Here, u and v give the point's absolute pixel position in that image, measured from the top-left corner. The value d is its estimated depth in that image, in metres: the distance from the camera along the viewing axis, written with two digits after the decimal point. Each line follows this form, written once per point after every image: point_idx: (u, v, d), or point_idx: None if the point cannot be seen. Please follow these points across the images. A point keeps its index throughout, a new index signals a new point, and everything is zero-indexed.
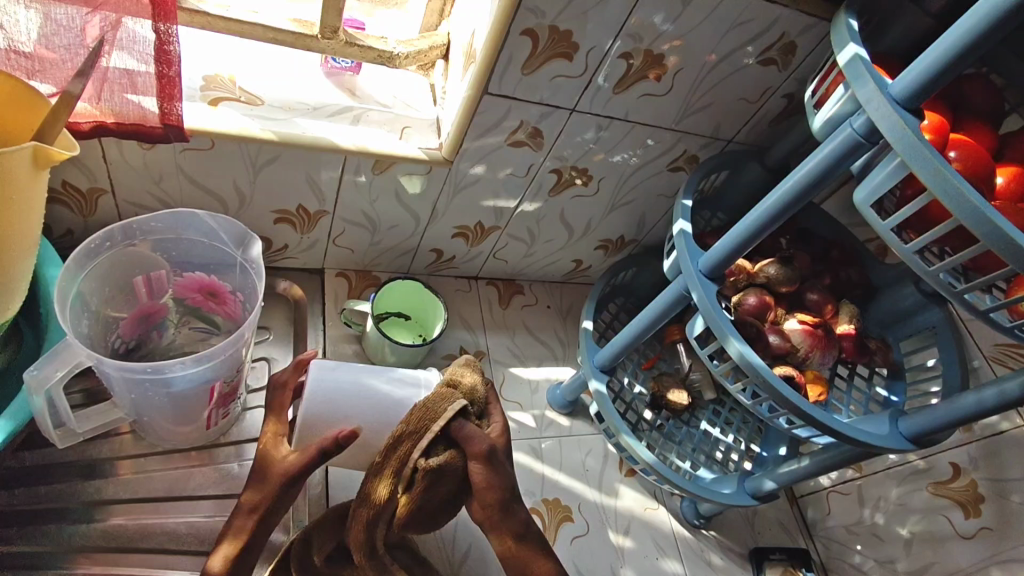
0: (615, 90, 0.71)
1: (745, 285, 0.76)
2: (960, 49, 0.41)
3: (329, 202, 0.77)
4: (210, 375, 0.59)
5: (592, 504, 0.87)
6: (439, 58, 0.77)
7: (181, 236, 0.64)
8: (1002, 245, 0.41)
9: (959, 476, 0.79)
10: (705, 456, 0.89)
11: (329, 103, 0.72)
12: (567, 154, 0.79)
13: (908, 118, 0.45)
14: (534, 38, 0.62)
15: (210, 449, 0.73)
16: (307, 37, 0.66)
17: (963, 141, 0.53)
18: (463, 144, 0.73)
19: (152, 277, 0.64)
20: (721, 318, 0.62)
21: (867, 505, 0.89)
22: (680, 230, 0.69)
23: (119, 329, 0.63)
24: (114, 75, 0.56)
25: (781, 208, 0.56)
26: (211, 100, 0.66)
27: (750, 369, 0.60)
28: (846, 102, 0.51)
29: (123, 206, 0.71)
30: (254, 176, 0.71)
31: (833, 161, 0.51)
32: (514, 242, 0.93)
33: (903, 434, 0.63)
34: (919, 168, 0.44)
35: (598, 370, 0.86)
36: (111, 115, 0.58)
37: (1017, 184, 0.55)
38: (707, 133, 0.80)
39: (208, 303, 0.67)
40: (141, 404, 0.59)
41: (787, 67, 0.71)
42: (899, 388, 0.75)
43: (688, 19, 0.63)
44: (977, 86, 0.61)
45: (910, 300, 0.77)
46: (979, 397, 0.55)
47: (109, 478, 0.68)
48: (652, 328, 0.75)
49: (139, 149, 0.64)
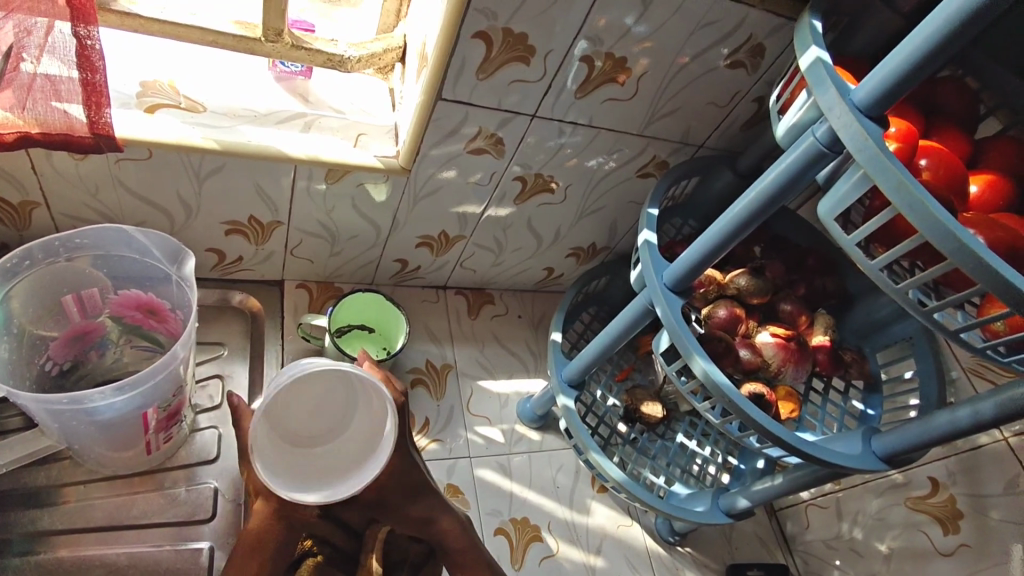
0: (579, 94, 0.67)
1: (715, 296, 0.72)
2: (926, 52, 0.38)
3: (282, 213, 0.74)
4: (140, 401, 0.55)
5: (562, 522, 0.84)
6: (397, 61, 0.73)
7: (111, 253, 0.60)
8: (969, 263, 0.39)
9: (938, 491, 0.77)
10: (681, 470, 0.87)
11: (278, 110, 0.69)
12: (533, 161, 0.76)
13: (870, 127, 0.42)
14: (487, 40, 0.59)
15: (157, 474, 0.69)
16: (249, 40, 0.62)
17: (933, 148, 0.51)
18: (421, 151, 0.70)
19: (84, 295, 0.61)
20: (686, 336, 0.59)
21: (845, 518, 0.87)
22: (645, 240, 0.65)
23: (49, 350, 0.60)
24: (38, 82, 0.53)
25: (745, 220, 0.53)
26: (147, 107, 0.62)
27: (715, 388, 0.58)
28: (809, 108, 0.47)
29: (60, 219, 0.67)
30: (198, 187, 0.67)
31: (797, 170, 0.48)
32: (481, 252, 0.90)
33: (877, 454, 0.60)
34: (883, 182, 0.41)
35: (566, 385, 0.82)
36: (36, 125, 0.54)
37: (990, 193, 0.53)
38: (676, 138, 0.77)
39: (148, 321, 0.64)
40: (70, 433, 0.56)
41: (756, 71, 0.69)
42: (876, 401, 0.72)
43: (654, 18, 0.60)
44: (951, 90, 0.59)
45: (885, 311, 0.75)
46: (953, 417, 0.53)
47: (46, 508, 0.65)
48: (621, 340, 0.72)
49: (70, 160, 0.60)
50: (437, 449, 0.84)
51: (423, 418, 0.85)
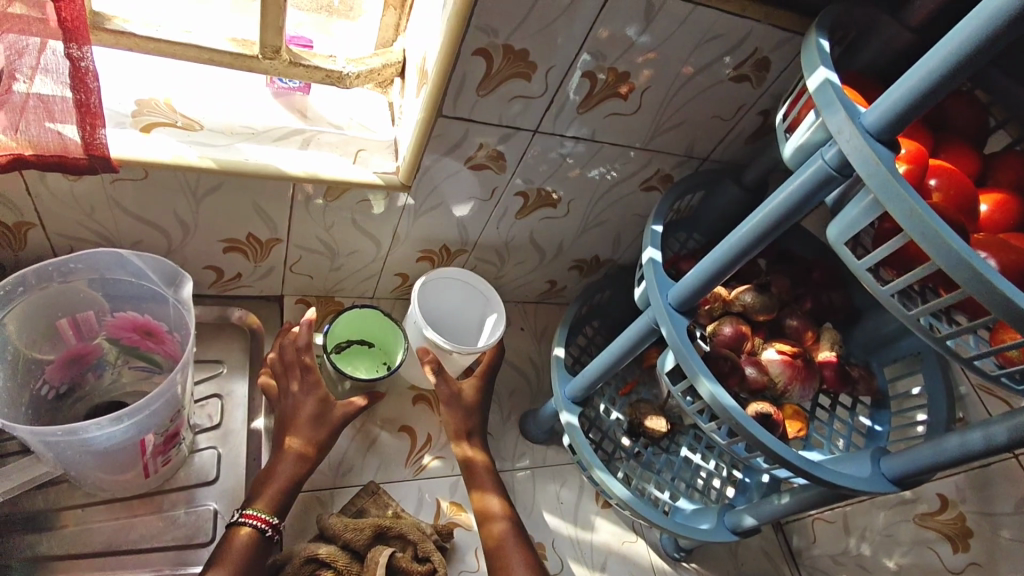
0: (581, 108, 0.67)
1: (721, 313, 0.72)
2: (939, 77, 0.37)
3: (281, 230, 0.73)
4: (136, 427, 0.54)
5: (567, 540, 0.83)
6: (396, 76, 0.73)
7: (107, 276, 0.59)
8: (985, 292, 0.38)
9: (947, 508, 0.76)
10: (686, 485, 0.85)
11: (276, 127, 0.68)
12: (535, 175, 0.75)
13: (881, 151, 0.41)
14: (488, 57, 0.58)
15: (156, 496, 0.68)
16: (246, 58, 0.61)
17: (943, 168, 0.50)
18: (420, 168, 0.69)
19: (80, 319, 0.60)
20: (692, 358, 0.58)
21: (852, 534, 0.85)
22: (649, 258, 0.64)
23: (45, 374, 0.60)
24: (31, 103, 0.52)
25: (752, 242, 0.52)
26: (143, 126, 0.61)
27: (722, 410, 0.57)
28: (817, 129, 0.46)
29: (55, 239, 0.66)
30: (196, 206, 0.66)
31: (805, 193, 0.47)
32: (483, 266, 0.90)
33: (886, 476, 0.59)
34: (894, 208, 0.40)
35: (570, 402, 0.81)
36: (29, 147, 0.54)
37: (1002, 212, 0.52)
38: (680, 151, 0.76)
39: (146, 342, 0.64)
40: (66, 460, 0.55)
41: (762, 84, 0.68)
42: (884, 417, 0.70)
43: (660, 30, 0.59)
44: (960, 104, 0.58)
45: (893, 325, 0.74)
46: (964, 440, 0.52)
47: (46, 532, 0.64)
48: (625, 358, 0.71)
49: (65, 181, 0.60)
50: (439, 466, 0.82)
51: (425, 434, 0.84)
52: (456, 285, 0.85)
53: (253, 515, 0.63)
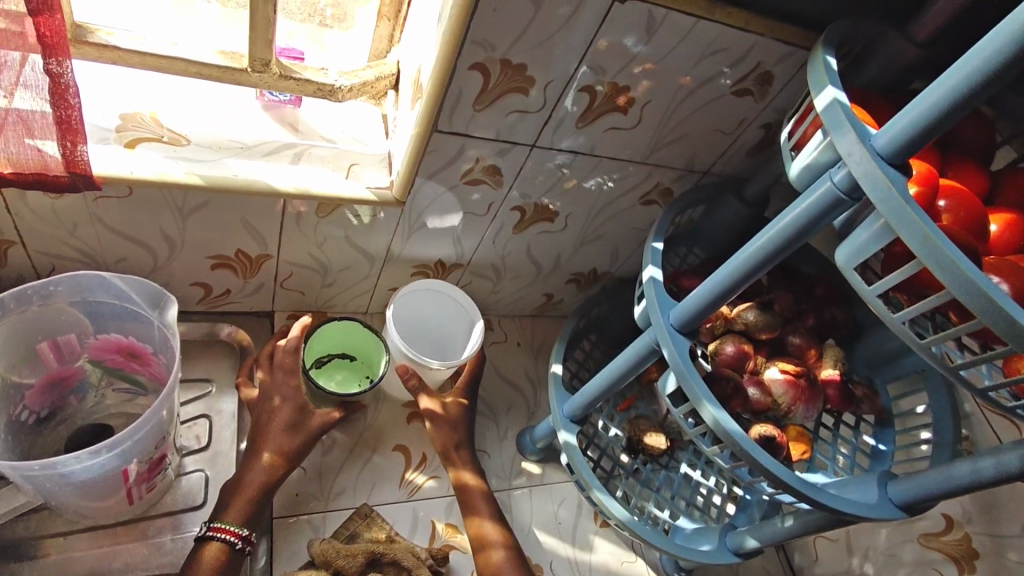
0: (581, 122, 0.65)
1: (722, 330, 0.70)
2: (954, 100, 0.36)
3: (271, 245, 0.71)
4: (119, 455, 0.52)
5: (564, 561, 0.82)
6: (390, 88, 0.71)
7: (89, 299, 0.57)
8: (1003, 324, 0.36)
9: (952, 529, 0.74)
10: (686, 503, 0.83)
11: (267, 141, 0.66)
12: (532, 190, 0.73)
13: (892, 175, 0.39)
14: (484, 71, 0.57)
15: (141, 523, 0.66)
16: (235, 71, 0.59)
17: (952, 189, 0.49)
18: (415, 183, 0.67)
19: (61, 341, 0.58)
20: (694, 382, 0.56)
21: (855, 554, 0.84)
22: (650, 277, 0.63)
23: (25, 399, 0.57)
24: (8, 119, 0.49)
25: (757, 264, 0.50)
26: (128, 141, 0.59)
27: (725, 436, 0.55)
28: (825, 150, 0.45)
29: (37, 256, 0.64)
30: (183, 223, 0.64)
31: (813, 215, 0.46)
32: (479, 280, 0.88)
33: (894, 501, 0.58)
34: (907, 235, 0.38)
35: (568, 420, 0.80)
36: (6, 164, 0.51)
37: (1011, 234, 0.51)
38: (680, 164, 0.75)
39: (131, 363, 0.62)
40: (45, 490, 0.53)
41: (764, 98, 0.66)
42: (888, 436, 0.69)
43: (661, 43, 0.58)
44: (967, 120, 0.57)
45: (896, 342, 0.72)
46: (975, 467, 0.50)
47: (26, 562, 0.62)
48: (625, 377, 0.70)
49: (46, 199, 0.58)
50: (434, 487, 0.80)
51: (420, 453, 0.82)
52: (432, 297, 0.82)
53: (220, 528, 0.61)
